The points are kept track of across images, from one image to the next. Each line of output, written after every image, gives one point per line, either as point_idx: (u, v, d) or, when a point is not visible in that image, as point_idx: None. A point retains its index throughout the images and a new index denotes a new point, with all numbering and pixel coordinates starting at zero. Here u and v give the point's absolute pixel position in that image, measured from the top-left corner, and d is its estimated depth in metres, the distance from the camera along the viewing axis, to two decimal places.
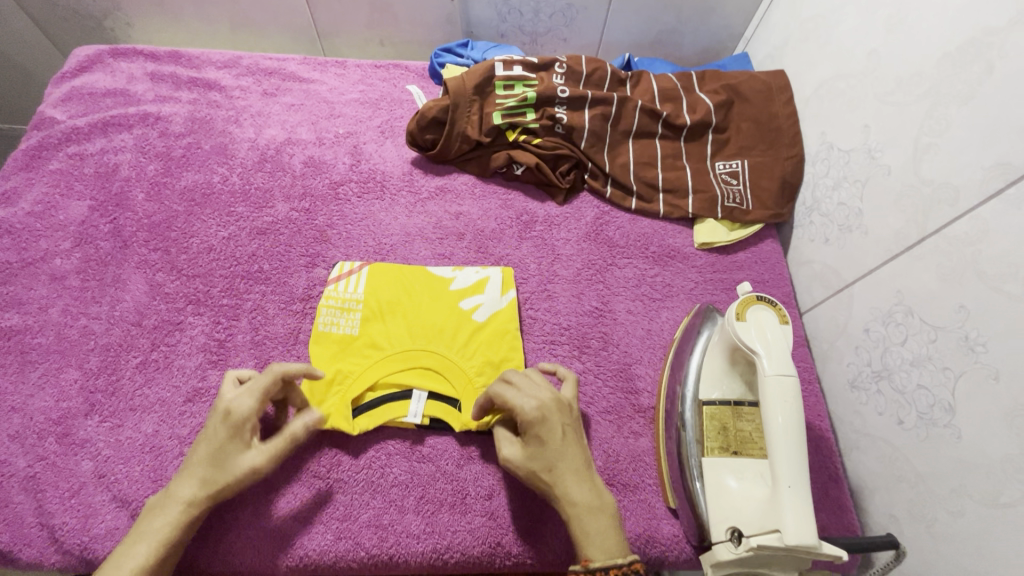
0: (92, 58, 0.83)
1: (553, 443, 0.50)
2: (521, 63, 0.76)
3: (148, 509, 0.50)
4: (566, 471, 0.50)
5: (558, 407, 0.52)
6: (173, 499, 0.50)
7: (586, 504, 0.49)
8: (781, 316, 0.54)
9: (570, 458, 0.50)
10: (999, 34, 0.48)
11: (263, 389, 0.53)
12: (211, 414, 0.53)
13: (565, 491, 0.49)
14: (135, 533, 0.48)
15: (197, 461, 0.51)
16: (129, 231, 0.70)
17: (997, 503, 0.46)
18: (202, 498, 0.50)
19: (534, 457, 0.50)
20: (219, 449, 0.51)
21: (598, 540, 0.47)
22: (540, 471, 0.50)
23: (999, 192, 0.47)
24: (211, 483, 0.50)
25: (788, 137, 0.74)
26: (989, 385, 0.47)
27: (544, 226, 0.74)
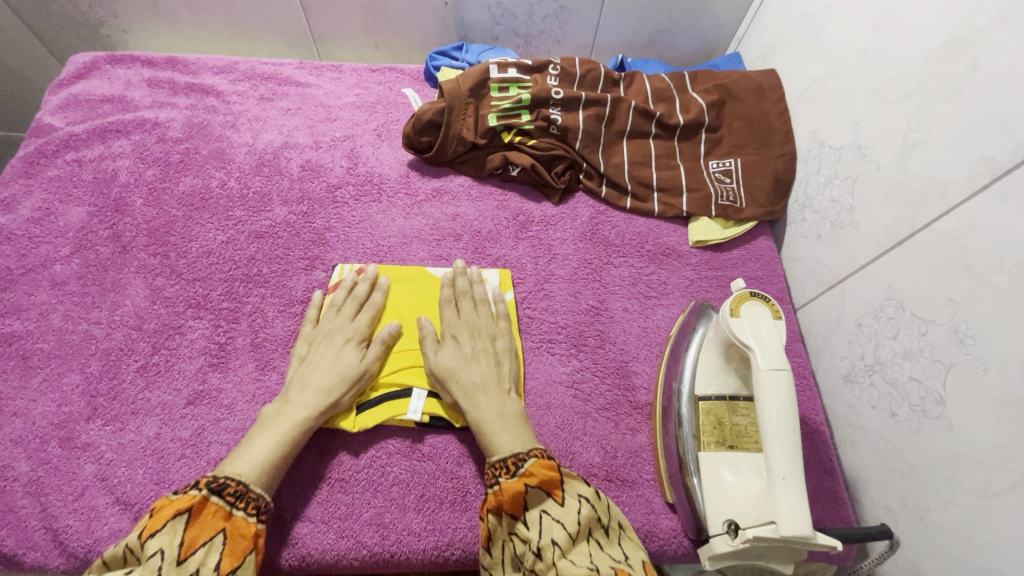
0: (89, 65, 0.84)
1: (464, 354, 0.60)
2: (515, 66, 0.77)
3: (266, 418, 0.55)
4: (472, 380, 0.58)
5: (474, 332, 0.63)
6: (292, 405, 0.56)
7: (488, 412, 0.56)
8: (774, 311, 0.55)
9: (474, 370, 0.59)
10: (983, 32, 0.49)
11: (369, 317, 0.64)
12: (316, 342, 0.61)
13: (466, 397, 0.57)
14: (255, 437, 0.53)
15: (314, 372, 0.58)
16: (128, 236, 0.70)
17: (989, 493, 0.47)
18: (323, 401, 0.56)
19: (445, 364, 0.59)
20: (336, 361, 0.59)
21: (495, 440, 0.54)
22: (449, 377, 0.58)
23: (986, 187, 0.48)
24: (333, 386, 0.57)
25: (780, 136, 0.75)
26: (978, 375, 0.48)
27: (540, 226, 0.75)
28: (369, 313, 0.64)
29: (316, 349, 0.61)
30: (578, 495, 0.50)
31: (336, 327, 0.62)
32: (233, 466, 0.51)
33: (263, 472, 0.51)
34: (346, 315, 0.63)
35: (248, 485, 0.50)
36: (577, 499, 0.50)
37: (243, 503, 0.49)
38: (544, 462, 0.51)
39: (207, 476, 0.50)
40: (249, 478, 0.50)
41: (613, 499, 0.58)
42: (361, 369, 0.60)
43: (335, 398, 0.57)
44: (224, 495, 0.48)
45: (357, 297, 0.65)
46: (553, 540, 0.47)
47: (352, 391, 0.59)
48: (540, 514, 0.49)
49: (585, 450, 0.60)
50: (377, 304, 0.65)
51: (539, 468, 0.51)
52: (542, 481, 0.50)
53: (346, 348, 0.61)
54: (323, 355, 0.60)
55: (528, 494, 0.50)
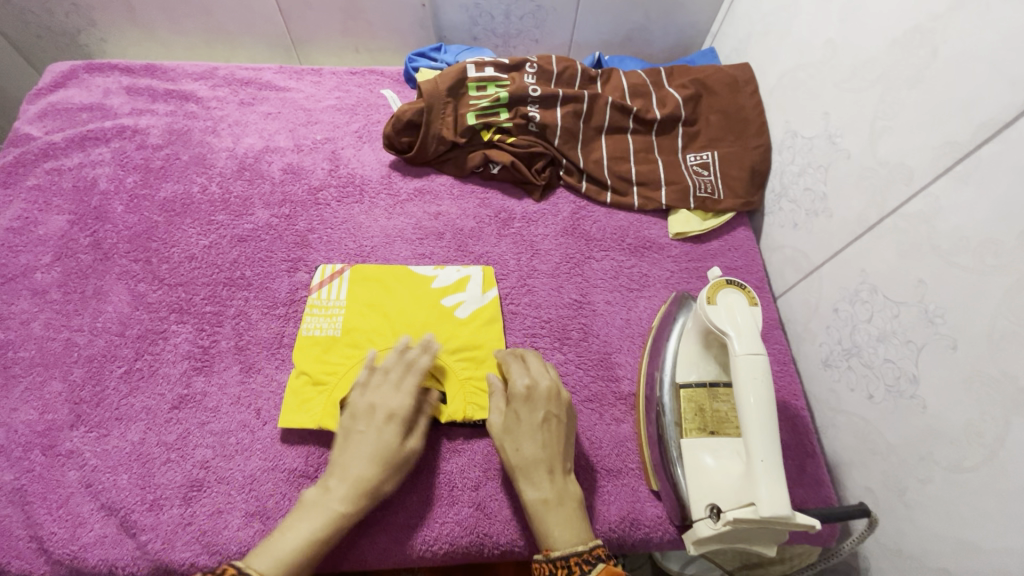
0: (67, 74, 0.83)
1: (527, 425, 0.55)
2: (492, 65, 0.77)
3: (302, 505, 0.51)
4: (531, 457, 0.54)
5: (550, 397, 0.57)
6: (330, 497, 0.51)
7: (548, 500, 0.52)
8: (750, 298, 0.56)
9: (535, 445, 0.54)
10: (941, 19, 0.50)
11: (414, 388, 0.58)
12: (355, 417, 0.56)
13: (526, 477, 0.53)
14: (287, 527, 0.49)
15: (355, 459, 0.53)
16: (109, 243, 0.70)
17: (962, 468, 0.48)
18: (363, 495, 0.52)
19: (507, 435, 0.55)
20: (379, 444, 0.54)
21: (549, 533, 0.51)
22: (509, 450, 0.55)
23: (949, 169, 0.49)
24: (375, 476, 0.53)
25: (755, 128, 0.77)
26: (949, 354, 0.49)
27: (521, 223, 0.75)
28: (415, 381, 0.58)
29: (358, 427, 0.55)
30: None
31: (382, 400, 0.56)
32: (259, 561, 0.46)
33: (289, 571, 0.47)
34: (392, 387, 0.57)
35: None
36: None
37: None
38: (611, 569, 0.47)
39: (231, 566, 0.46)
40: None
41: (599, 489, 0.59)
42: (404, 455, 0.54)
43: (376, 488, 0.52)
44: None
45: (404, 362, 0.59)
46: None
47: (393, 477, 0.54)
48: None
49: None
50: (421, 367, 0.59)
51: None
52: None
53: (389, 427, 0.55)
54: (364, 437, 0.54)
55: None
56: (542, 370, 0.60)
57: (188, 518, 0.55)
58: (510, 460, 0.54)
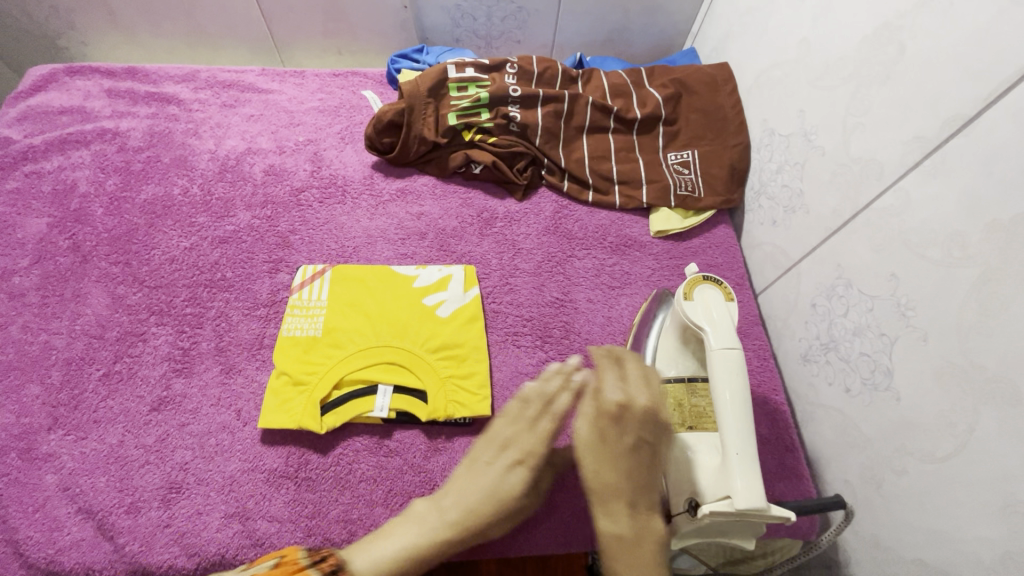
0: (47, 77, 0.83)
1: (615, 453, 0.53)
2: (473, 66, 0.78)
3: (406, 516, 0.52)
4: (610, 486, 0.52)
5: (643, 421, 0.53)
6: (438, 516, 0.52)
7: (626, 539, 0.51)
8: (726, 295, 0.57)
9: (615, 474, 0.52)
10: (907, 17, 0.51)
11: (547, 433, 0.56)
12: (482, 450, 0.56)
13: (606, 508, 0.52)
14: (391, 534, 0.51)
15: (473, 492, 0.53)
16: (89, 246, 0.70)
17: (935, 459, 0.48)
18: (474, 532, 0.53)
19: (592, 460, 0.53)
20: (499, 485, 0.53)
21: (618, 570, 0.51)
22: (591, 473, 0.53)
23: (917, 164, 0.50)
24: (490, 516, 0.53)
25: (734, 126, 0.77)
26: (920, 346, 0.50)
27: (504, 222, 0.76)
28: (547, 424, 0.56)
29: (481, 460, 0.55)
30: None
31: (511, 438, 0.56)
32: (359, 560, 0.48)
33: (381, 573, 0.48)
34: (525, 428, 0.56)
35: None
36: None
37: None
38: None
39: (334, 557, 0.48)
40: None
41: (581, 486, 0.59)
42: (517, 504, 0.54)
43: (483, 528, 0.53)
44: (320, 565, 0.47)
45: (539, 396, 0.57)
46: None
47: (501, 521, 0.54)
48: None
49: None
50: (560, 411, 0.57)
51: None
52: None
53: (514, 471, 0.54)
54: (484, 473, 0.55)
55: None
56: (642, 383, 0.54)
57: (167, 520, 0.55)
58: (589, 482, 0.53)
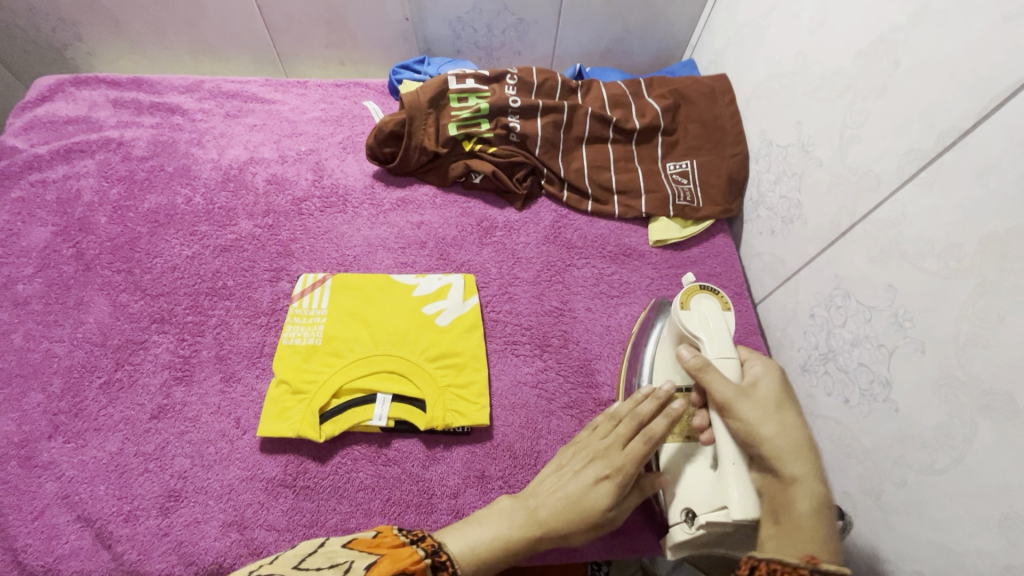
0: (53, 87, 0.84)
1: (790, 416, 0.47)
2: (473, 77, 0.78)
3: (494, 506, 0.52)
4: (801, 450, 0.45)
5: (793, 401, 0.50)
6: (527, 506, 0.52)
7: (817, 506, 0.44)
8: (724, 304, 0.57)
9: (799, 435, 0.46)
10: (902, 31, 0.52)
11: (638, 453, 0.50)
12: (573, 456, 0.54)
13: (793, 471, 0.45)
14: (483, 520, 0.51)
15: (557, 497, 0.51)
16: (92, 254, 0.70)
17: (933, 470, 0.48)
18: (555, 537, 0.50)
19: (768, 422, 0.46)
20: (584, 495, 0.50)
21: (819, 541, 0.42)
22: (773, 431, 0.46)
23: (913, 176, 0.50)
24: (572, 526, 0.50)
25: (732, 137, 0.78)
26: (918, 357, 0.50)
27: (503, 231, 0.76)
28: (641, 445, 0.50)
29: (572, 466, 0.53)
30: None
31: (601, 450, 0.52)
32: (453, 542, 0.49)
33: (474, 555, 0.48)
34: (617, 443, 0.52)
35: (453, 561, 0.47)
36: None
37: (440, 557, 0.47)
38: None
39: (432, 538, 0.49)
40: (458, 560, 0.47)
41: None
42: (602, 519, 0.50)
43: (564, 536, 0.50)
44: (423, 544, 0.48)
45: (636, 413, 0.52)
46: None
47: (586, 533, 0.51)
48: None
49: (550, 448, 0.61)
50: (656, 434, 0.50)
51: None
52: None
53: (600, 485, 0.51)
54: (570, 480, 0.52)
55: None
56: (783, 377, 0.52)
57: (165, 528, 0.55)
58: (770, 446, 0.45)
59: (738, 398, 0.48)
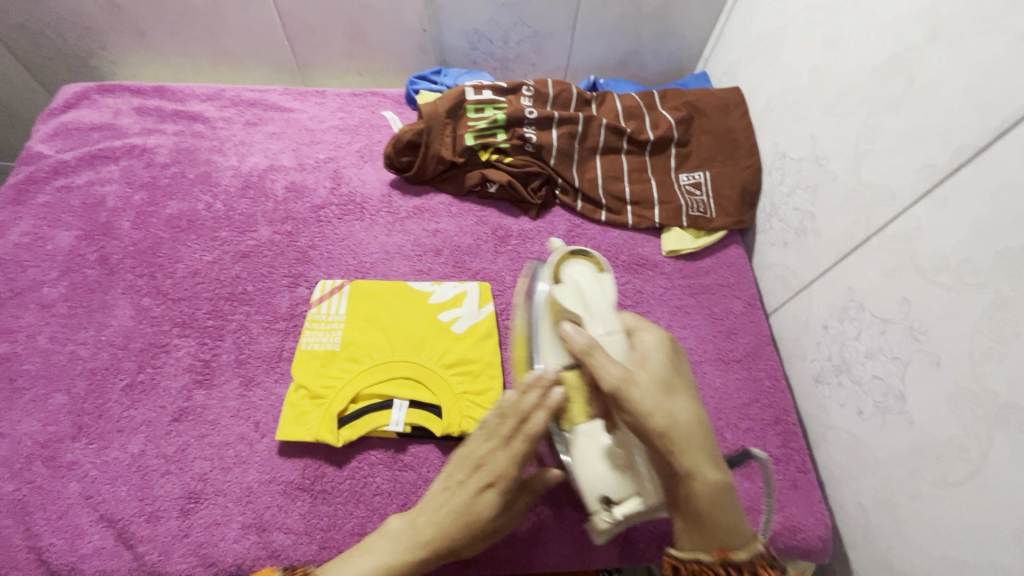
0: (79, 95, 0.86)
1: (676, 396, 0.48)
2: (490, 88, 0.80)
3: (381, 531, 0.50)
4: (698, 437, 0.47)
5: (681, 374, 0.50)
6: (410, 530, 0.49)
7: (718, 486, 0.46)
8: (597, 266, 0.56)
9: (689, 418, 0.47)
10: (917, 49, 0.53)
11: (521, 456, 0.49)
12: (456, 466, 0.50)
13: (688, 458, 0.46)
14: (366, 551, 0.48)
15: (442, 514, 0.49)
16: (116, 259, 0.72)
17: (949, 483, 0.49)
18: (441, 554, 0.48)
19: (656, 406, 0.46)
20: (469, 508, 0.48)
21: (728, 526, 0.45)
22: (662, 418, 0.46)
23: (928, 191, 0.51)
24: (458, 539, 0.48)
25: (746, 149, 0.79)
26: (932, 370, 0.50)
27: (518, 240, 0.77)
28: (521, 447, 0.49)
29: (456, 477, 0.50)
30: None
31: (484, 457, 0.49)
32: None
33: None
34: (500, 448, 0.49)
35: None
36: None
37: None
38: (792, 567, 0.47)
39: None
40: None
41: None
42: (489, 528, 0.49)
43: (452, 551, 0.49)
44: None
45: (517, 410, 0.49)
46: None
47: (474, 543, 0.50)
48: None
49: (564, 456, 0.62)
50: (535, 432, 0.48)
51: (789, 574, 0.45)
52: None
53: (485, 496, 0.49)
54: (456, 493, 0.49)
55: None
56: (667, 348, 0.51)
57: (185, 530, 0.56)
58: (665, 435, 0.45)
59: (625, 385, 0.46)
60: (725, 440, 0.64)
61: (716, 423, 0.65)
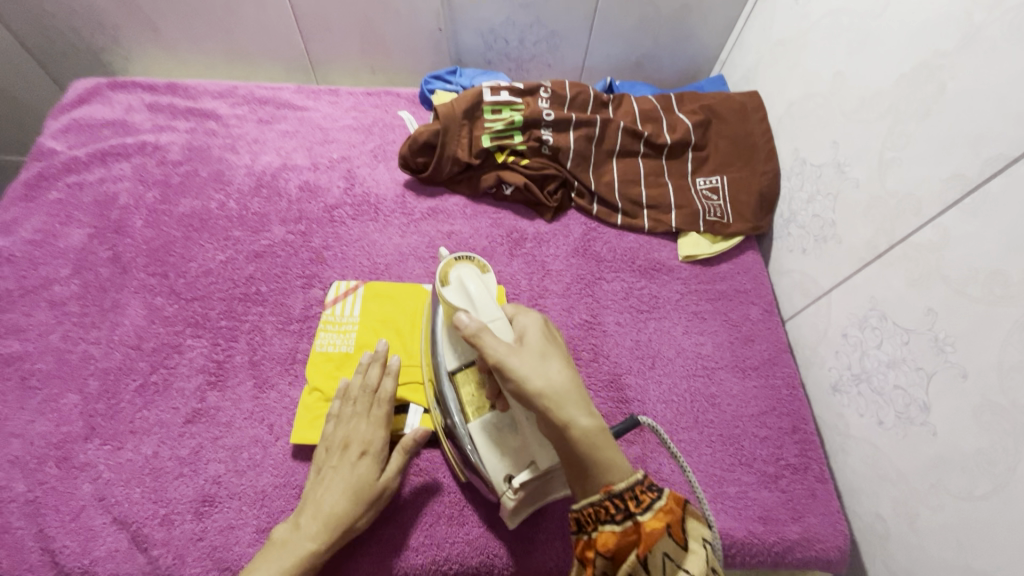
0: (91, 90, 0.85)
1: (551, 361, 0.48)
2: (507, 89, 0.78)
3: (273, 541, 0.51)
4: (576, 392, 0.46)
5: (559, 346, 0.51)
6: (300, 527, 0.51)
7: (599, 433, 0.44)
8: (482, 268, 0.59)
9: (564, 377, 0.47)
10: (948, 56, 0.52)
11: (384, 416, 0.58)
12: (329, 454, 0.56)
13: (565, 409, 0.45)
14: (261, 561, 0.49)
15: (326, 496, 0.53)
16: (128, 257, 0.71)
17: (973, 496, 0.48)
18: (336, 531, 0.51)
19: (533, 373, 0.46)
20: (351, 479, 0.54)
21: (616, 470, 0.43)
22: (537, 381, 0.46)
23: (957, 202, 0.50)
24: (348, 510, 0.52)
25: (764, 154, 0.78)
26: (958, 383, 0.50)
27: (533, 243, 0.76)
28: (382, 409, 0.58)
29: (329, 463, 0.55)
30: (695, 537, 0.40)
31: (353, 434, 0.56)
32: None
33: None
34: (363, 420, 0.57)
35: None
36: (702, 544, 0.40)
37: None
38: (676, 494, 0.41)
39: None
40: None
41: None
42: (376, 490, 0.54)
43: (347, 526, 0.52)
44: None
45: (368, 388, 0.59)
46: None
47: (368, 513, 0.54)
48: (663, 560, 0.38)
49: None
50: (387, 394, 0.58)
51: (672, 502, 0.40)
52: (674, 524, 0.39)
53: (363, 462, 0.55)
54: (335, 473, 0.54)
55: (662, 537, 0.38)
56: (547, 326, 0.52)
57: (200, 533, 0.55)
58: (542, 395, 0.45)
59: (511, 355, 0.47)
60: (742, 448, 0.64)
61: (734, 431, 0.65)
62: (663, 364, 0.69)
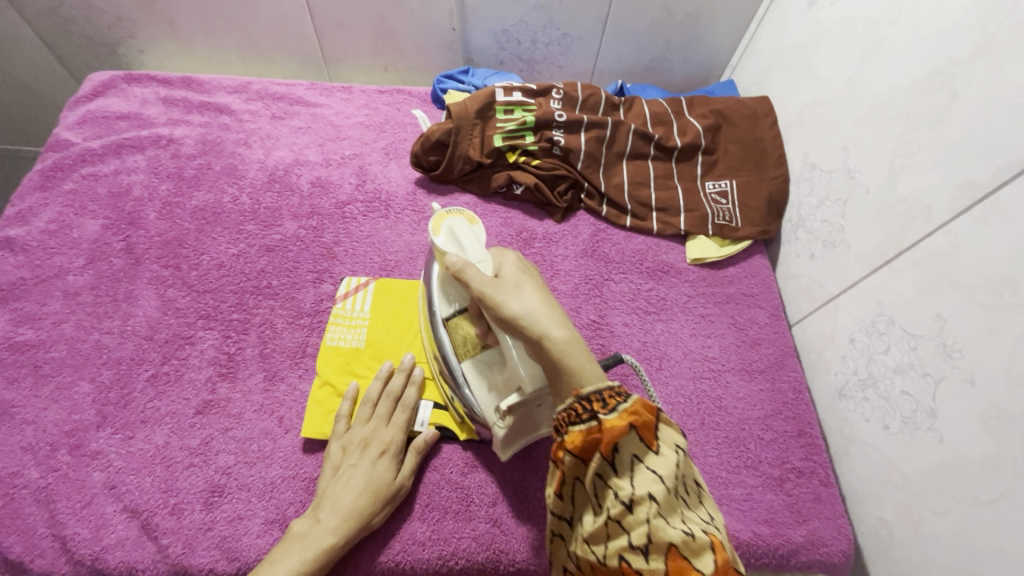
0: (106, 83, 0.86)
1: (528, 287, 0.48)
2: (520, 90, 0.79)
3: (291, 536, 0.52)
4: (551, 311, 0.46)
5: (537, 277, 0.51)
6: (320, 522, 0.53)
7: (572, 343, 0.44)
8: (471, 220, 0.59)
9: (538, 298, 0.47)
10: (962, 65, 0.53)
11: (404, 422, 0.60)
12: (347, 453, 0.57)
13: (538, 322, 0.45)
14: (280, 556, 0.51)
15: (344, 493, 0.54)
16: (141, 248, 0.72)
17: (978, 502, 0.48)
18: (354, 528, 0.53)
19: (508, 297, 0.47)
20: (370, 478, 0.55)
21: (587, 374, 0.43)
22: (512, 303, 0.46)
23: (967, 209, 0.51)
24: (367, 507, 0.54)
25: (773, 159, 0.79)
26: (966, 389, 0.50)
27: (542, 243, 0.77)
28: (403, 415, 0.60)
29: (348, 462, 0.57)
30: (666, 441, 0.40)
31: (373, 436, 0.58)
32: None
33: None
34: (383, 422, 0.59)
35: None
36: (674, 449, 0.39)
37: None
38: (646, 402, 0.40)
39: None
40: None
41: None
42: (394, 490, 0.56)
43: (365, 523, 0.54)
44: None
45: (389, 393, 0.61)
46: (649, 494, 0.37)
47: (383, 511, 0.55)
48: (630, 460, 0.39)
49: None
50: (410, 402, 0.61)
51: (643, 407, 0.40)
52: (641, 424, 0.39)
53: (382, 462, 0.57)
54: (354, 471, 0.56)
55: (627, 436, 0.39)
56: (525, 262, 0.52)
57: (209, 523, 0.55)
58: (516, 315, 0.46)
59: (488, 286, 0.48)
60: (749, 450, 0.64)
61: (739, 434, 0.65)
62: (670, 366, 0.69)
